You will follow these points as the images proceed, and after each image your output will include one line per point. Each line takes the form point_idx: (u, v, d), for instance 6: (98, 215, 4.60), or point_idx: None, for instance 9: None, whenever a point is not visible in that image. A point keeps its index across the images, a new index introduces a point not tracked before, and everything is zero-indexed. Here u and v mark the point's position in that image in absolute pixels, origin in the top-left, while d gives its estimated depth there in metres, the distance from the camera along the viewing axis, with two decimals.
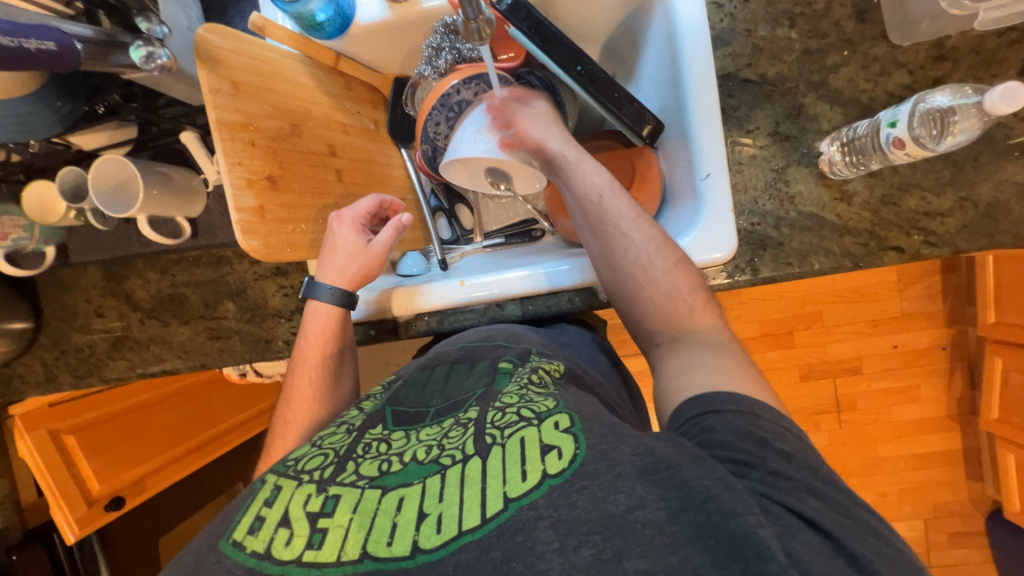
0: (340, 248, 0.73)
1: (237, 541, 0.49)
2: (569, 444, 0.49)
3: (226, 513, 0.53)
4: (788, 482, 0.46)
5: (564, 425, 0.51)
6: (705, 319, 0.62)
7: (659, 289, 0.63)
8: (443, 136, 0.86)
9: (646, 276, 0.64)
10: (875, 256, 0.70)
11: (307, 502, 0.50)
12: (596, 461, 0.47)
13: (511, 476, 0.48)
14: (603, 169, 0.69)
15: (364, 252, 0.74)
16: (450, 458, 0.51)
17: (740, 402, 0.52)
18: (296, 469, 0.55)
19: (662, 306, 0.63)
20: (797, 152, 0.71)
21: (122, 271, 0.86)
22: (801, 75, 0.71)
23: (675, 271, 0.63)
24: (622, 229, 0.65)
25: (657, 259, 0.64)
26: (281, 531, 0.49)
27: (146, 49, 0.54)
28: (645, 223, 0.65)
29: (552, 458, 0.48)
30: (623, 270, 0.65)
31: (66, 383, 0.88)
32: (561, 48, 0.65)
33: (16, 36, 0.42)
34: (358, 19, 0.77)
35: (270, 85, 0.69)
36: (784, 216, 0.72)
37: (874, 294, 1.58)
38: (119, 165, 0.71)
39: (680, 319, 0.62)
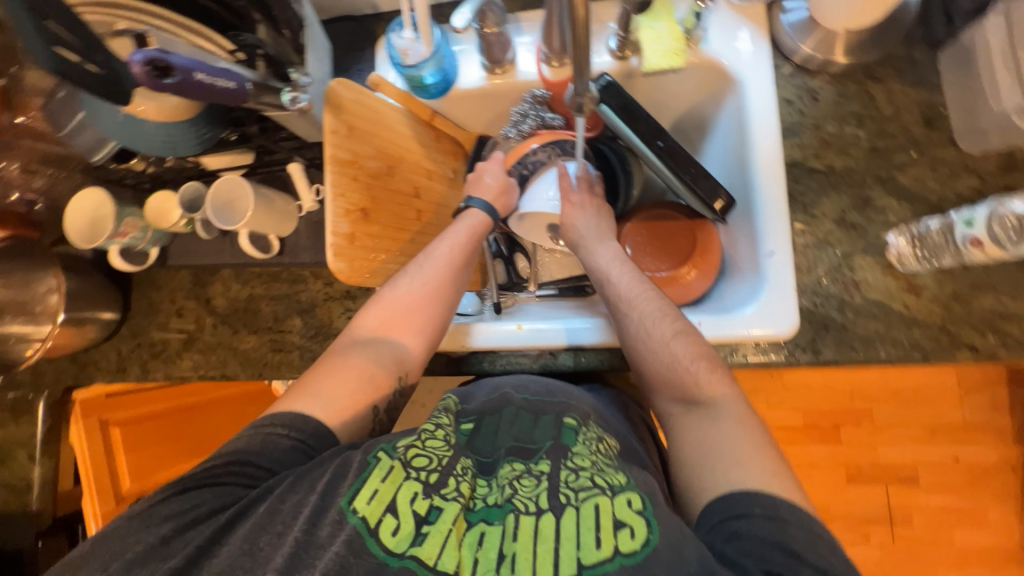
0: (488, 178, 0.85)
1: (353, 509, 0.50)
2: (642, 525, 0.48)
3: (327, 486, 0.53)
4: None
5: (638, 505, 0.50)
6: (716, 389, 0.63)
7: (661, 360, 0.67)
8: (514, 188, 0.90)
9: (647, 349, 0.68)
10: (946, 352, 0.69)
11: (413, 501, 0.51)
12: (666, 552, 0.46)
13: (586, 542, 0.47)
14: (612, 255, 0.80)
15: (505, 195, 0.85)
16: (525, 506, 0.51)
17: (766, 504, 0.51)
18: (405, 456, 0.54)
19: (665, 375, 0.66)
20: (863, 240, 0.73)
21: (208, 277, 0.94)
22: (868, 170, 0.75)
23: (672, 343, 0.67)
24: (621, 308, 0.73)
25: (656, 332, 0.69)
26: (388, 518, 0.50)
27: (292, 94, 0.63)
28: (641, 300, 0.72)
29: (624, 534, 0.47)
30: (628, 345, 0.71)
31: (134, 376, 0.94)
32: (645, 125, 0.73)
33: (213, 75, 0.53)
34: (458, 83, 0.87)
35: (378, 132, 0.78)
36: (848, 300, 0.72)
37: (931, 397, 1.49)
38: (234, 184, 0.81)
39: (687, 388, 0.65)
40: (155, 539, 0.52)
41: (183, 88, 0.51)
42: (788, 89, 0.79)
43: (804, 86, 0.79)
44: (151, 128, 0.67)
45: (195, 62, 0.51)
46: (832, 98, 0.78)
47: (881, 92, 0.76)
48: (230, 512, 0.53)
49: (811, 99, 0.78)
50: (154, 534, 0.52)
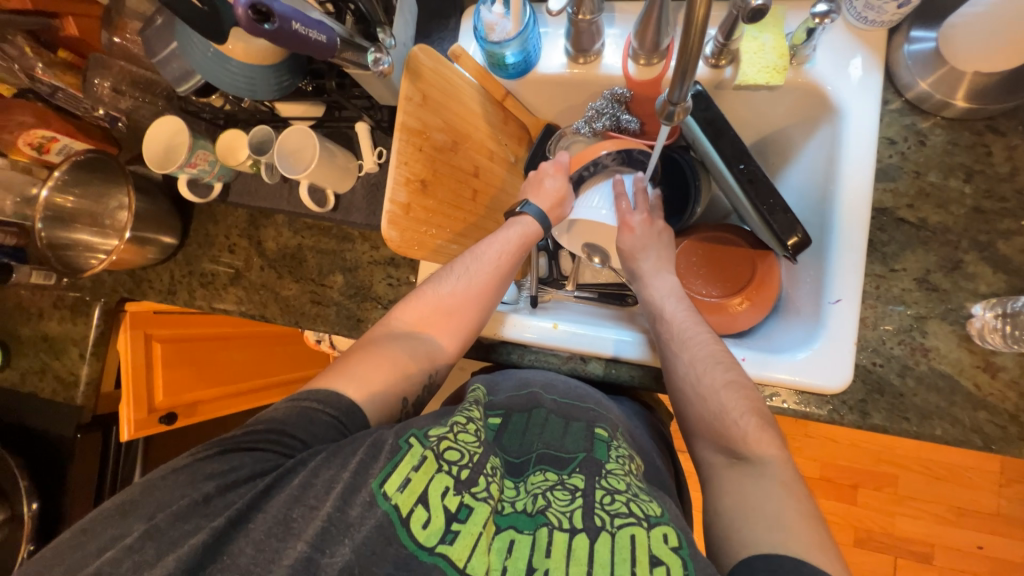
0: (548, 184, 0.81)
1: (386, 494, 0.50)
2: (677, 565, 0.46)
3: (362, 457, 0.53)
4: None
5: (674, 543, 0.48)
6: (765, 447, 0.60)
7: (708, 407, 0.65)
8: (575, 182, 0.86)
9: (693, 393, 0.67)
10: (1011, 443, 0.63)
11: (444, 495, 0.51)
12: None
13: (619, 574, 0.46)
14: (672, 290, 0.78)
15: (562, 205, 0.82)
16: (558, 522, 0.50)
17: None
18: (439, 446, 0.54)
19: (710, 424, 0.64)
20: (943, 306, 0.67)
21: (262, 220, 0.96)
22: (965, 231, 0.68)
23: (722, 392, 0.65)
24: (670, 346, 0.71)
25: (705, 378, 0.66)
26: (418, 510, 0.50)
27: (376, 55, 0.64)
28: (692, 343, 0.69)
29: (659, 573, 0.46)
30: (674, 386, 0.69)
31: (182, 301, 0.99)
32: (729, 144, 0.69)
33: (308, 26, 0.53)
34: (538, 67, 0.84)
35: (450, 105, 0.77)
36: (912, 367, 0.67)
37: (967, 479, 1.40)
38: (302, 135, 0.82)
39: (733, 440, 0.62)
40: (198, 496, 0.51)
41: (279, 36, 0.52)
42: (892, 128, 0.72)
43: (912, 127, 0.72)
44: (236, 68, 0.68)
45: (293, 11, 0.52)
46: (941, 145, 0.70)
47: (999, 148, 0.69)
48: (275, 473, 0.53)
49: (917, 143, 0.71)
50: (199, 490, 0.51)
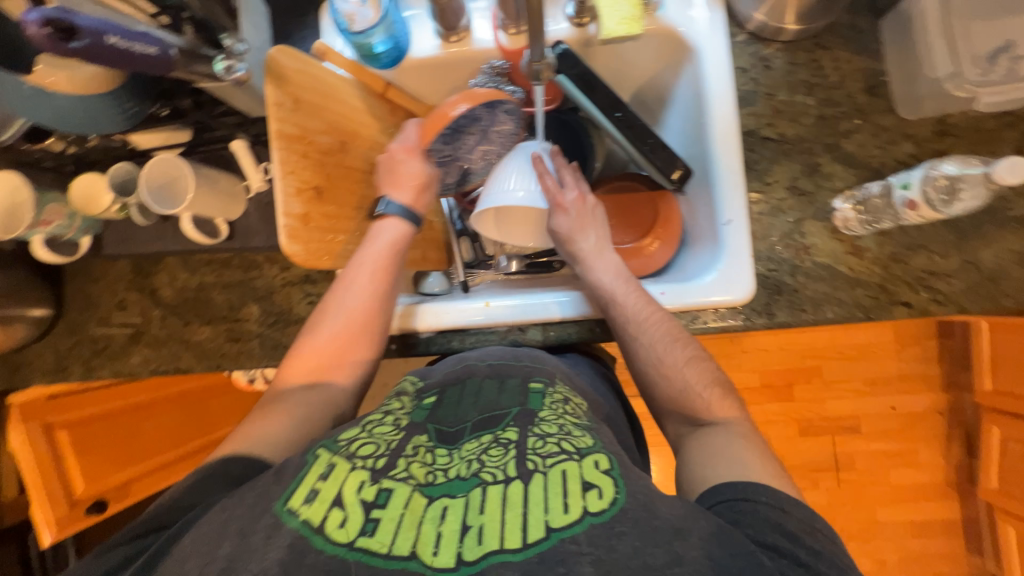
0: (405, 171, 0.76)
1: (293, 509, 0.47)
2: (609, 485, 0.48)
3: (279, 473, 0.51)
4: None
5: (605, 466, 0.50)
6: (724, 411, 0.66)
7: (674, 386, 0.69)
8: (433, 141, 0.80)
9: (659, 375, 0.69)
10: (884, 309, 0.74)
11: (361, 489, 0.49)
12: (636, 510, 0.46)
13: (553, 506, 0.47)
14: (619, 269, 0.76)
15: (422, 195, 0.77)
16: (492, 476, 0.51)
17: (771, 495, 0.53)
18: (349, 450, 0.52)
19: (676, 398, 0.68)
20: (812, 206, 0.76)
21: (152, 266, 0.88)
22: (816, 137, 0.77)
23: (686, 368, 0.69)
24: (629, 331, 0.71)
25: (668, 359, 0.69)
26: (334, 512, 0.47)
27: (226, 62, 0.60)
28: (652, 326, 0.70)
29: (592, 496, 0.47)
30: (637, 369, 0.72)
31: (75, 375, 0.87)
32: (603, 95, 0.72)
33: (129, 39, 0.48)
34: (411, 52, 0.83)
35: (328, 105, 0.74)
36: (799, 265, 0.76)
37: (872, 353, 1.62)
38: (170, 164, 0.74)
39: (695, 410, 0.67)
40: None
41: (90, 54, 0.45)
42: (742, 58, 0.80)
43: (758, 54, 0.80)
44: (65, 101, 0.60)
45: (105, 24, 0.46)
46: (783, 66, 0.79)
47: (828, 61, 0.78)
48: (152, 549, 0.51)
49: (764, 67, 0.79)
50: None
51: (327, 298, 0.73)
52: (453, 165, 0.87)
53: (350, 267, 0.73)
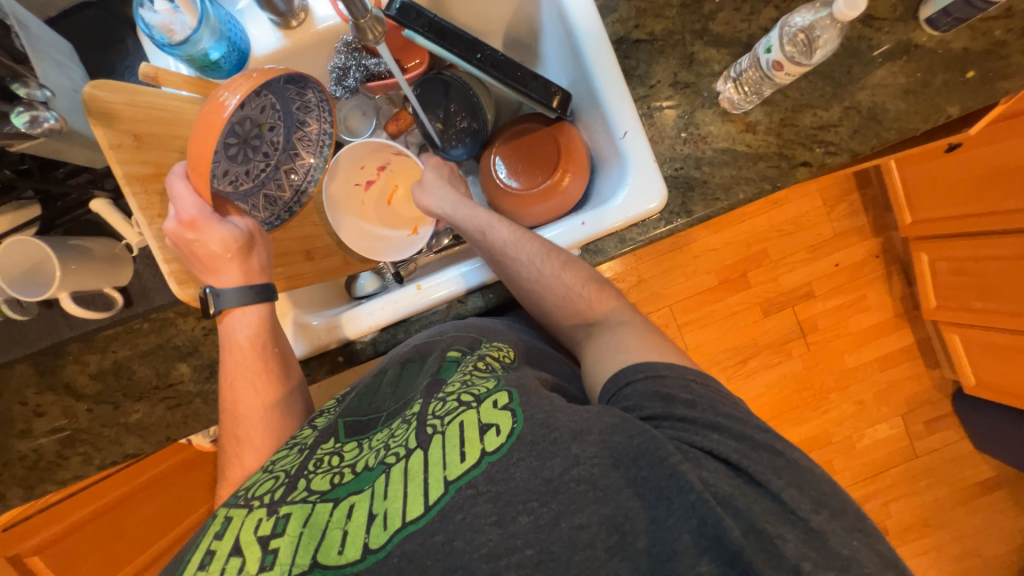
0: (208, 251, 0.62)
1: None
2: (507, 419, 0.47)
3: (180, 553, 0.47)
4: (694, 424, 0.48)
5: (503, 402, 0.48)
6: (606, 304, 0.69)
7: (559, 293, 0.69)
8: (221, 172, 0.65)
9: (543, 286, 0.69)
10: (788, 174, 0.76)
11: (258, 526, 0.45)
12: (533, 431, 0.46)
13: (451, 459, 0.45)
14: (480, 209, 0.78)
15: (250, 256, 0.66)
16: (394, 455, 0.47)
17: (647, 368, 0.54)
18: (247, 496, 0.49)
19: (565, 306, 0.70)
20: (698, 96, 0.77)
21: (54, 361, 0.79)
22: (684, 27, 0.77)
23: (565, 272, 0.69)
24: (506, 253, 0.71)
25: (545, 267, 0.69)
26: (231, 560, 0.43)
27: (29, 113, 0.52)
28: (524, 241, 0.71)
29: (490, 435, 0.46)
30: (523, 288, 0.71)
31: (15, 499, 0.80)
32: (457, 40, 0.68)
33: None
34: (254, 51, 0.75)
35: (178, 133, 0.66)
36: (702, 156, 0.77)
37: (806, 221, 1.72)
38: (28, 247, 0.67)
39: (585, 312, 0.69)
40: None
41: None
42: None
43: None
44: None
45: None
46: None
47: None
48: None
49: None
50: None
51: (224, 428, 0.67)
52: (276, 176, 0.74)
53: (228, 392, 0.67)
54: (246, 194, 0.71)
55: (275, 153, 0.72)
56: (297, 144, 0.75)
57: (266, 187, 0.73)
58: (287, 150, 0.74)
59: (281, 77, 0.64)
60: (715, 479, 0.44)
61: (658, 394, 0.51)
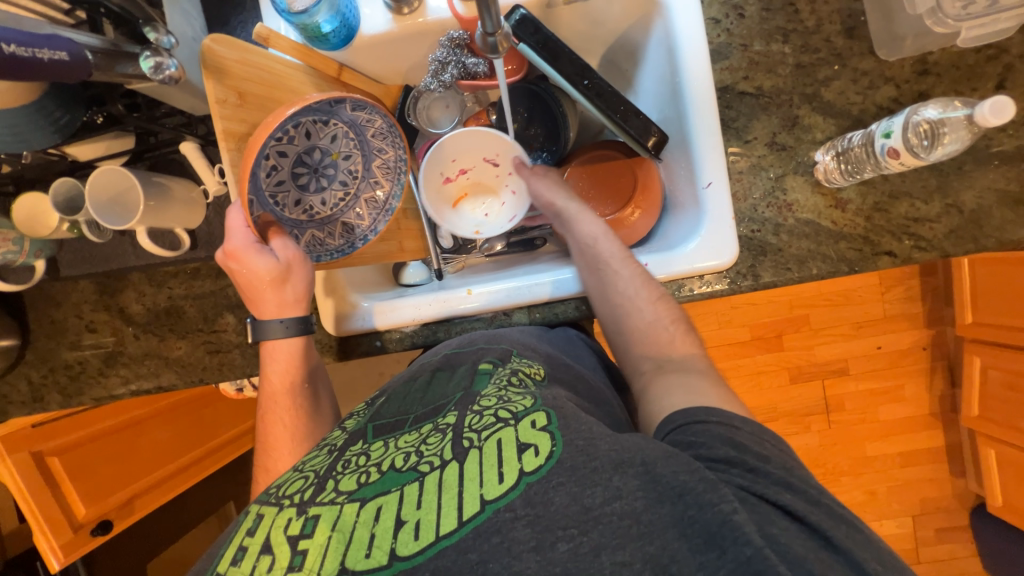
0: (251, 279, 0.64)
1: (219, 574, 0.44)
2: (545, 441, 0.46)
3: (214, 549, 0.49)
4: (766, 478, 0.47)
5: (542, 423, 0.48)
6: (686, 347, 0.68)
7: (644, 319, 0.70)
8: (292, 201, 0.72)
9: (633, 307, 0.70)
10: (869, 261, 0.73)
11: (288, 526, 0.46)
12: (573, 456, 0.45)
13: (488, 478, 0.44)
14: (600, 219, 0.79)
15: (286, 286, 0.65)
16: (428, 464, 0.47)
17: (722, 414, 0.53)
18: (278, 495, 0.49)
19: (647, 334, 0.69)
20: (793, 161, 0.74)
21: (116, 284, 0.83)
22: (795, 88, 0.74)
23: (657, 303, 0.70)
24: (612, 266, 0.73)
25: (643, 291, 0.71)
26: (263, 558, 0.44)
27: (155, 59, 0.54)
28: (633, 262, 0.73)
29: (528, 455, 0.46)
30: (612, 302, 0.71)
31: (54, 403, 0.85)
32: (568, 63, 0.67)
33: (30, 46, 0.43)
34: (363, 30, 0.76)
35: (277, 96, 0.69)
36: (782, 223, 0.74)
37: (858, 297, 1.64)
38: (117, 175, 0.70)
39: (661, 348, 0.68)
40: None
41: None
42: (714, 8, 0.75)
43: (730, 3, 0.75)
44: None
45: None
46: (757, 13, 0.75)
47: (804, 4, 0.74)
48: None
49: (737, 16, 0.75)
50: None
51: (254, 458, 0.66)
52: (354, 204, 0.76)
53: (260, 421, 0.67)
54: (323, 222, 0.75)
55: (353, 181, 0.76)
56: (377, 173, 0.77)
57: (345, 215, 0.76)
58: (367, 178, 0.76)
59: (341, 101, 0.68)
60: (781, 535, 0.42)
61: (728, 440, 0.50)
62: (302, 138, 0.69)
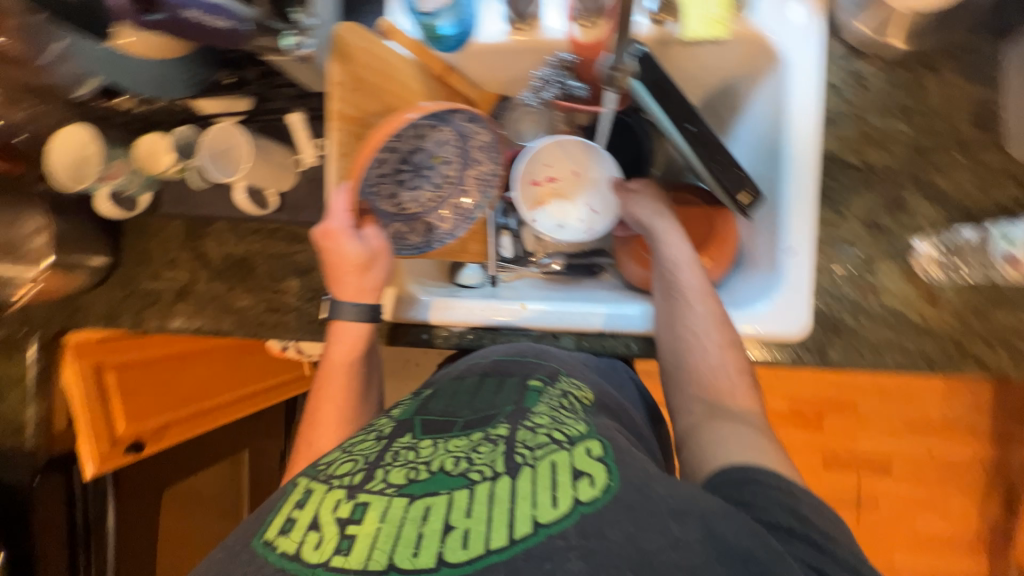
0: (339, 261, 0.68)
1: (268, 540, 0.46)
2: (601, 473, 0.47)
3: (258, 513, 0.51)
4: (833, 558, 0.46)
5: (596, 453, 0.49)
6: (745, 401, 0.64)
7: (708, 361, 0.66)
8: (388, 194, 0.72)
9: (698, 347, 0.67)
10: (955, 364, 0.68)
11: (337, 507, 0.46)
12: (630, 494, 0.45)
13: (542, 500, 0.44)
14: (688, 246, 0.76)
15: (368, 273, 0.69)
16: (478, 473, 0.47)
17: (783, 481, 0.51)
18: (327, 474, 0.51)
19: (707, 378, 0.66)
20: (889, 244, 0.70)
21: (202, 229, 0.89)
22: (907, 169, 0.71)
23: (724, 350, 0.66)
24: (686, 299, 0.70)
25: (712, 334, 0.67)
26: (310, 534, 0.45)
27: (295, 38, 0.58)
28: (710, 301, 0.69)
29: (583, 484, 0.46)
30: (677, 336, 0.69)
31: (126, 325, 0.92)
32: (679, 103, 0.67)
33: (207, 15, 0.51)
34: (477, 36, 0.78)
35: (388, 86, 0.72)
36: (864, 305, 0.70)
37: (917, 395, 1.52)
38: (227, 133, 0.76)
39: (719, 395, 0.64)
40: None
41: (171, 27, 0.50)
42: (834, 73, 0.73)
43: (853, 71, 0.72)
44: (135, 64, 0.61)
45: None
46: (880, 86, 0.72)
47: (935, 85, 0.71)
48: None
49: (858, 86, 0.72)
50: None
51: (299, 431, 0.69)
52: (442, 207, 0.78)
53: (314, 396, 0.70)
54: (409, 218, 0.76)
55: (445, 185, 0.77)
56: (469, 182, 0.78)
57: (430, 215, 0.77)
58: (458, 185, 0.78)
59: (456, 113, 0.70)
60: None
61: (782, 504, 0.49)
62: (411, 138, 0.69)
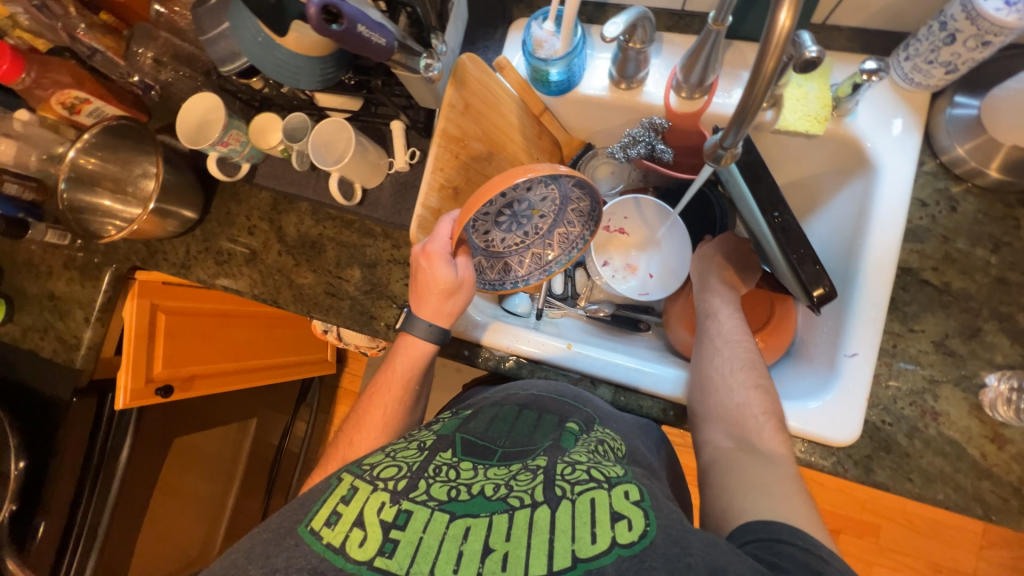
0: (428, 281, 0.68)
1: (313, 529, 0.47)
2: (640, 517, 0.46)
3: (304, 499, 0.51)
4: None
5: (635, 498, 0.49)
6: (775, 444, 0.61)
7: (733, 398, 0.66)
8: (483, 231, 0.77)
9: (723, 385, 0.68)
10: (1011, 515, 0.64)
11: (381, 510, 0.48)
12: (666, 545, 0.44)
13: (581, 535, 0.45)
14: (728, 297, 0.79)
15: (449, 299, 0.70)
16: (518, 500, 0.49)
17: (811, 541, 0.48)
18: (372, 474, 0.52)
19: (732, 413, 0.65)
20: (958, 372, 0.68)
21: (285, 206, 0.96)
22: (988, 300, 0.69)
23: (751, 389, 0.66)
24: (713, 343, 0.73)
25: (739, 373, 0.68)
26: (355, 531, 0.46)
27: (428, 61, 0.65)
28: (737, 344, 0.71)
29: (622, 526, 0.45)
30: (704, 374, 0.70)
31: (196, 276, 0.98)
32: (767, 190, 0.69)
33: (371, 30, 0.56)
34: (580, 87, 0.83)
35: (490, 115, 0.78)
36: (921, 429, 0.67)
37: (949, 537, 1.41)
38: (337, 126, 0.81)
39: (744, 430, 0.62)
40: None
41: (345, 38, 0.55)
42: (926, 190, 0.73)
43: (946, 192, 0.72)
44: (282, 54, 0.68)
45: (358, 14, 0.55)
46: (972, 212, 0.71)
47: None
48: None
49: (948, 208, 0.72)
50: None
51: (343, 428, 0.72)
52: (523, 253, 0.80)
53: (366, 397, 0.72)
54: (491, 256, 0.79)
55: (534, 236, 0.79)
56: (555, 239, 0.79)
57: (511, 257, 0.80)
58: (545, 238, 0.79)
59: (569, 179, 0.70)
60: None
61: (813, 571, 0.45)
62: (520, 190, 0.73)
